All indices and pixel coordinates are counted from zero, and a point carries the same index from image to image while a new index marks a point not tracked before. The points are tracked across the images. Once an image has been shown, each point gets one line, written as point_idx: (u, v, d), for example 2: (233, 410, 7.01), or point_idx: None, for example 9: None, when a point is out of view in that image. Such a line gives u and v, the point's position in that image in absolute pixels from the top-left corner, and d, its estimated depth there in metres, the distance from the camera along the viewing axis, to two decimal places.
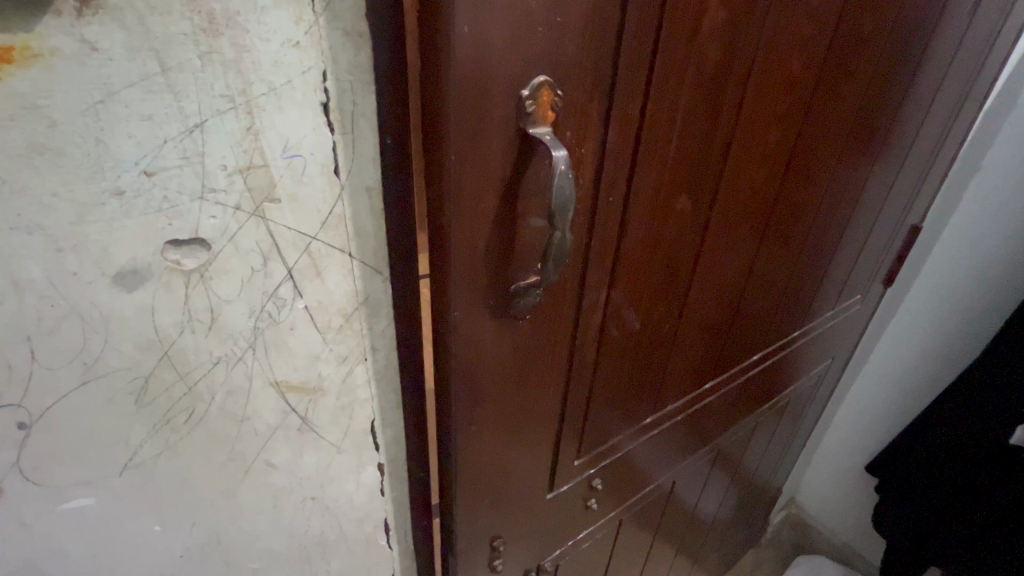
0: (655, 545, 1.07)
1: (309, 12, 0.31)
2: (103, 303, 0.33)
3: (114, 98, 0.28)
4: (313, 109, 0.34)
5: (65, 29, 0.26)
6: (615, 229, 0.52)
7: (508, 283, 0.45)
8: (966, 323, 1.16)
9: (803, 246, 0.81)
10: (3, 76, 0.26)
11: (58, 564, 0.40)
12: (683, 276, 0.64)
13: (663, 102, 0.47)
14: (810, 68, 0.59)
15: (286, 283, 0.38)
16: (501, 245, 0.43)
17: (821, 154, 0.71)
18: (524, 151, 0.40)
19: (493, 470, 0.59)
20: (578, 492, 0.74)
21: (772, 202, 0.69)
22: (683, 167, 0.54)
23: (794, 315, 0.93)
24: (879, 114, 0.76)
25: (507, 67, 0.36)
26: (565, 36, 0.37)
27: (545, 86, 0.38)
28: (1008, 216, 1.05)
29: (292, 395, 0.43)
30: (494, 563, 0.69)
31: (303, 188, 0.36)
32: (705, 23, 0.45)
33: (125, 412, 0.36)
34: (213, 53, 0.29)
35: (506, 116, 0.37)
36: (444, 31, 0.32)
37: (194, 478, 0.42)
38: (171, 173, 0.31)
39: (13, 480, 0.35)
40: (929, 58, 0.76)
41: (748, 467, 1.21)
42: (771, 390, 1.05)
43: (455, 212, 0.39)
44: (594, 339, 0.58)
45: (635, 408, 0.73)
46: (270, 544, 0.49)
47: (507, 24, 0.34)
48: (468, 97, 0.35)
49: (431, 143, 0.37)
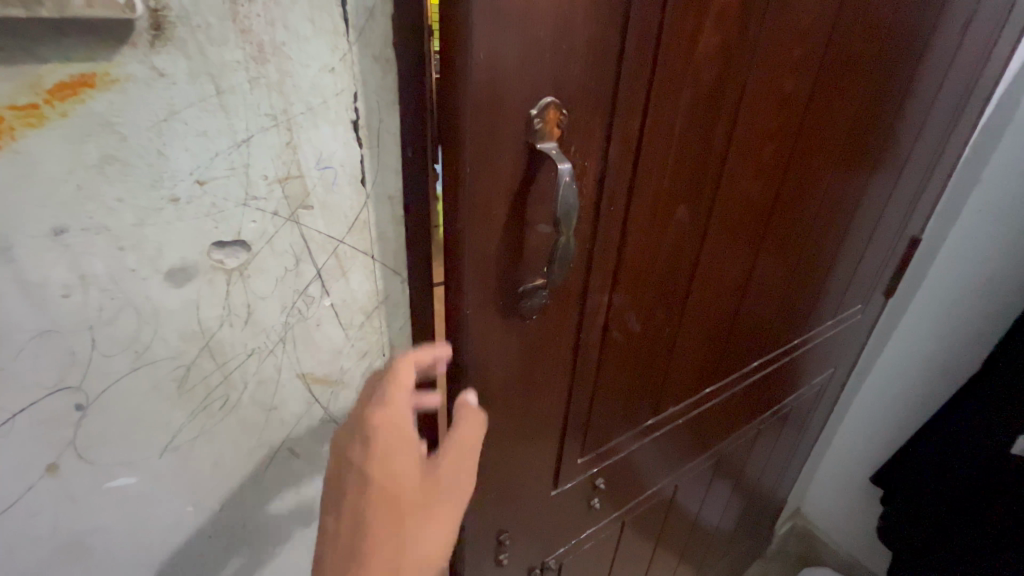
0: (659, 549, 1.08)
1: (344, 41, 0.35)
2: (154, 296, 0.36)
3: (176, 116, 0.32)
4: (345, 126, 0.38)
5: (138, 58, 0.30)
6: (618, 235, 0.55)
7: (516, 285, 0.49)
8: (967, 333, 1.18)
9: (802, 255, 0.84)
10: (84, 98, 0.30)
11: (99, 540, 0.43)
12: (682, 281, 0.67)
13: (661, 118, 0.50)
14: (803, 86, 0.63)
15: (315, 283, 0.42)
16: (510, 248, 0.47)
17: (817, 165, 0.74)
18: (533, 163, 0.44)
19: (499, 464, 0.61)
20: (581, 491, 0.76)
21: (770, 211, 0.72)
22: (682, 178, 0.57)
23: (794, 323, 0.95)
24: (874, 129, 0.79)
25: (518, 88, 0.40)
26: (570, 60, 0.41)
27: (552, 106, 0.42)
28: (1007, 227, 1.07)
29: (316, 385, 0.46)
30: (500, 557, 0.71)
31: (333, 196, 0.40)
32: (701, 43, 0.49)
33: (168, 397, 0.40)
34: (261, 77, 0.34)
35: (517, 131, 0.41)
36: (463, 58, 0.36)
37: (226, 462, 0.45)
38: (220, 181, 0.35)
39: (68, 458, 0.39)
40: (923, 74, 0.80)
41: (752, 475, 1.22)
42: (773, 396, 1.07)
43: (468, 219, 0.43)
44: (597, 340, 0.61)
45: (637, 409, 0.75)
46: (290, 529, 0.52)
47: (518, 50, 0.38)
48: (481, 114, 0.39)
49: (448, 157, 0.41)
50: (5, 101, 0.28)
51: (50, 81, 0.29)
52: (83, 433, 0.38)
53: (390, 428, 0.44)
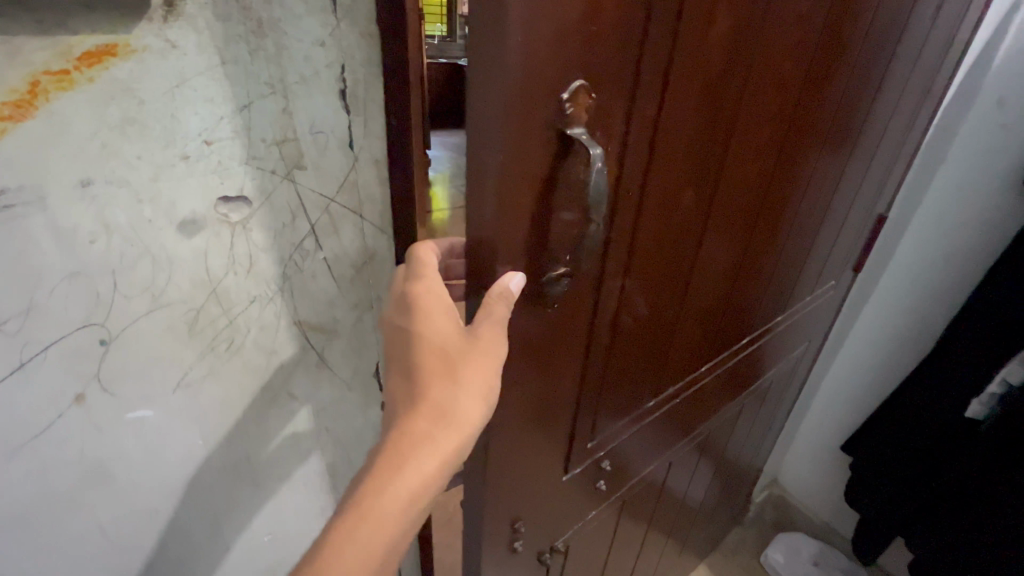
0: (654, 523, 1.14)
1: (332, 18, 0.39)
2: (168, 245, 0.41)
3: (186, 83, 0.37)
4: (334, 95, 0.42)
5: (154, 31, 0.35)
6: (632, 219, 0.57)
7: (540, 271, 0.51)
8: (928, 307, 1.25)
9: (788, 237, 0.88)
10: (107, 66, 0.35)
11: (120, 466, 0.49)
12: (685, 266, 0.69)
13: (674, 103, 0.52)
14: (799, 70, 0.65)
15: (310, 238, 0.47)
16: (536, 236, 0.49)
17: (805, 147, 0.77)
18: (562, 149, 0.45)
19: (516, 452, 0.64)
20: (589, 475, 0.80)
21: (764, 193, 0.74)
22: (688, 163, 0.59)
23: (776, 302, 1.00)
24: (855, 113, 0.83)
25: (551, 71, 0.41)
26: (593, 47, 0.42)
27: (582, 89, 0.43)
28: (969, 207, 1.14)
29: (312, 333, 0.52)
30: (514, 545, 0.74)
31: (324, 159, 0.44)
32: (712, 29, 0.50)
33: (180, 338, 0.45)
34: (260, 50, 0.38)
35: (548, 114, 0.43)
36: (499, 35, 0.37)
37: (231, 401, 0.51)
38: (225, 142, 0.40)
39: (94, 389, 0.44)
40: (898, 59, 0.84)
41: (732, 448, 1.29)
42: (754, 372, 1.13)
43: (497, 204, 0.44)
44: (608, 325, 0.64)
45: (640, 391, 0.78)
46: (290, 468, 0.58)
47: (554, 32, 0.39)
48: (518, 96, 0.40)
49: (481, 139, 0.41)
50: (42, 66, 0.33)
51: (79, 50, 0.34)
52: (106, 365, 0.43)
53: (428, 295, 0.44)
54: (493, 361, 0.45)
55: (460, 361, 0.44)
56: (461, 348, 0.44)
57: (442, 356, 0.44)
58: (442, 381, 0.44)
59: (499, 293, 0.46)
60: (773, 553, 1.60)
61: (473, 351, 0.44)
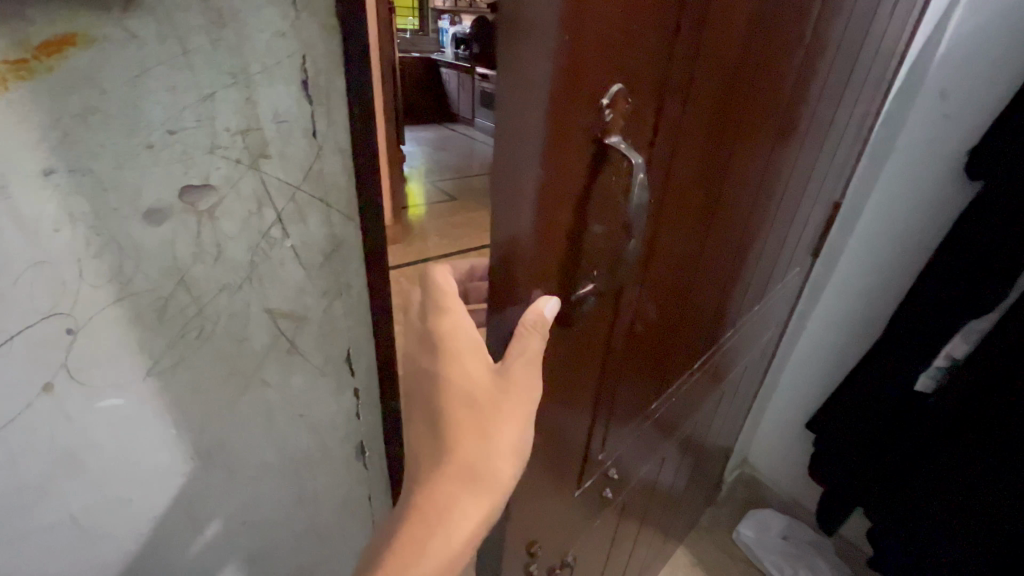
0: (645, 516, 1.17)
1: (292, 10, 0.40)
2: (134, 233, 0.42)
3: (147, 73, 0.38)
4: (296, 85, 0.43)
5: (114, 21, 0.36)
6: (652, 224, 0.57)
7: (571, 287, 0.49)
8: (882, 288, 1.32)
9: (770, 229, 0.91)
10: (67, 56, 0.35)
11: (92, 455, 0.49)
12: (691, 266, 0.70)
13: (696, 105, 0.52)
14: (792, 67, 0.67)
15: (277, 225, 0.48)
16: (569, 251, 0.46)
17: (791, 143, 0.79)
18: (598, 158, 0.43)
19: (535, 475, 0.61)
20: (596, 486, 0.80)
21: (758, 190, 0.77)
22: (701, 165, 0.59)
23: (753, 292, 1.03)
24: (826, 106, 0.86)
25: (595, 74, 0.38)
26: (632, 48, 0.41)
27: (619, 94, 0.41)
28: (916, 192, 1.20)
29: (282, 320, 0.52)
30: (531, 566, 0.72)
31: (289, 147, 0.45)
32: (731, 30, 0.51)
33: (150, 325, 0.46)
34: (221, 40, 0.39)
35: (588, 120, 0.40)
36: (537, 34, 0.33)
37: (204, 388, 0.52)
38: (189, 131, 0.41)
39: (62, 378, 0.44)
40: (864, 53, 0.88)
41: (711, 434, 1.33)
42: (732, 359, 1.16)
43: (539, 219, 0.41)
44: (625, 332, 0.63)
45: (647, 391, 0.79)
46: (265, 455, 0.60)
47: (600, 32, 0.37)
48: (563, 101, 0.37)
49: (520, 150, 0.38)
50: None
51: (37, 40, 0.34)
52: (74, 354, 0.44)
53: (456, 336, 0.45)
54: (527, 405, 0.45)
55: (491, 410, 0.45)
56: (495, 397, 0.45)
57: (472, 403, 0.46)
58: (472, 429, 0.46)
59: (532, 320, 0.43)
60: (744, 529, 1.66)
61: (504, 399, 0.44)
